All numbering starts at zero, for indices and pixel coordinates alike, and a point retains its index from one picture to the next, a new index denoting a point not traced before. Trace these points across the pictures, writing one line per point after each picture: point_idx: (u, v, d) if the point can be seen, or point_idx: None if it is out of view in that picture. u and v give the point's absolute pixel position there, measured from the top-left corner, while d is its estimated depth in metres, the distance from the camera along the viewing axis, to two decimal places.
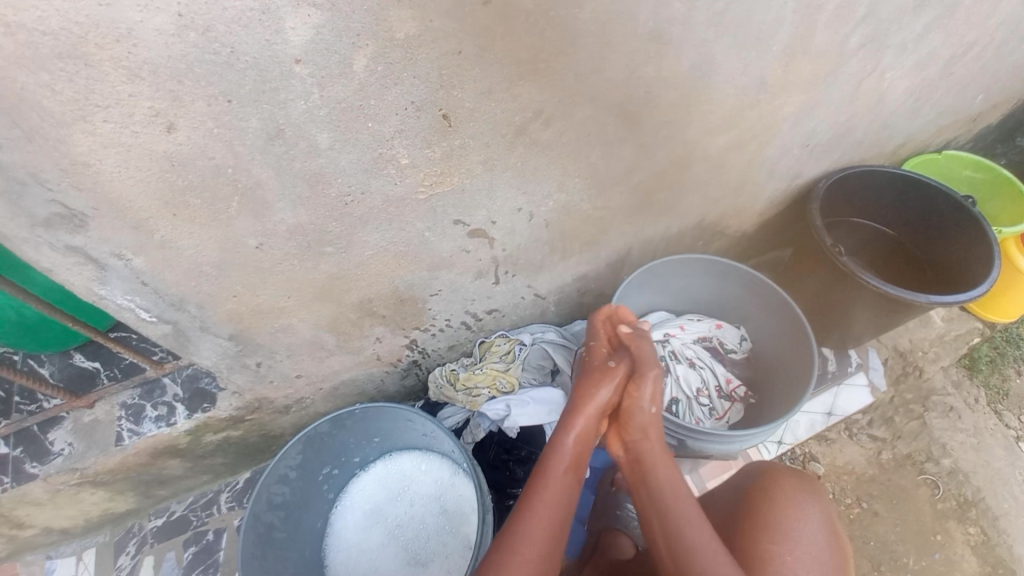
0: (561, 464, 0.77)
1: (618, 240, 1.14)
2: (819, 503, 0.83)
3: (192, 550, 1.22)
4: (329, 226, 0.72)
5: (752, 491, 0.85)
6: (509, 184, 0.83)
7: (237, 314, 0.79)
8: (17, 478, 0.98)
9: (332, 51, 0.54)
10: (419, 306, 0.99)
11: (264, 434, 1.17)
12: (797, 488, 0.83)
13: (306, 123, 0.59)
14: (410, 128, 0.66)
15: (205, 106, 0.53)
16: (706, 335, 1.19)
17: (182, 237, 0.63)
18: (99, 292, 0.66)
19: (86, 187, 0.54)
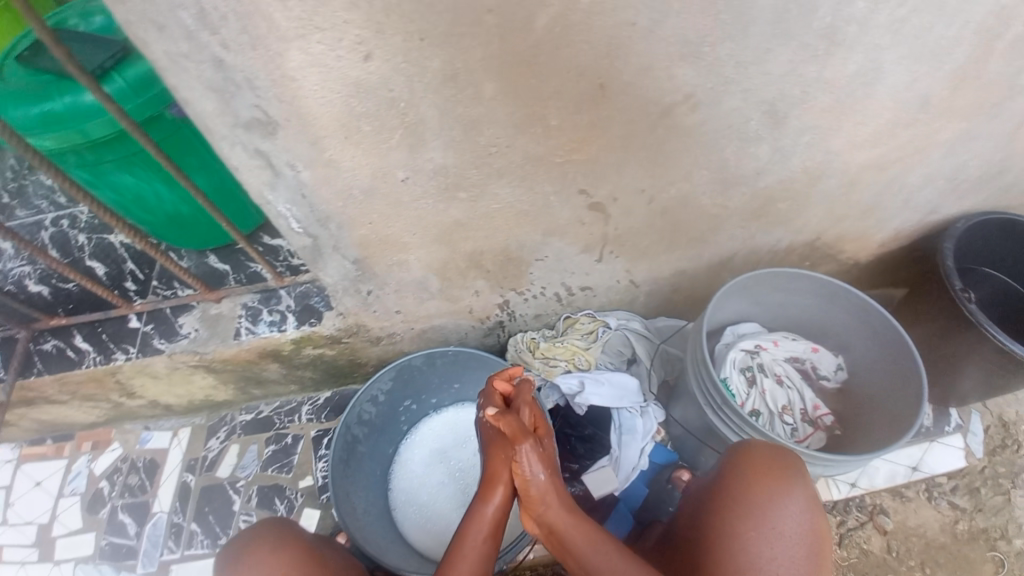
0: (479, 533, 0.75)
1: (727, 243, 1.11)
2: (791, 480, 0.79)
3: (273, 448, 1.33)
4: (468, 172, 0.77)
5: (722, 477, 0.83)
6: (640, 164, 0.84)
7: (367, 241, 0.86)
8: (145, 350, 1.11)
9: (522, 5, 0.57)
10: (522, 268, 1.04)
11: (352, 360, 1.26)
12: (767, 468, 0.81)
13: (479, 72, 0.63)
14: (567, 92, 0.68)
15: (401, 41, 0.57)
16: (799, 356, 1.16)
17: (345, 160, 0.70)
18: (266, 197, 0.73)
19: (285, 100, 0.60)
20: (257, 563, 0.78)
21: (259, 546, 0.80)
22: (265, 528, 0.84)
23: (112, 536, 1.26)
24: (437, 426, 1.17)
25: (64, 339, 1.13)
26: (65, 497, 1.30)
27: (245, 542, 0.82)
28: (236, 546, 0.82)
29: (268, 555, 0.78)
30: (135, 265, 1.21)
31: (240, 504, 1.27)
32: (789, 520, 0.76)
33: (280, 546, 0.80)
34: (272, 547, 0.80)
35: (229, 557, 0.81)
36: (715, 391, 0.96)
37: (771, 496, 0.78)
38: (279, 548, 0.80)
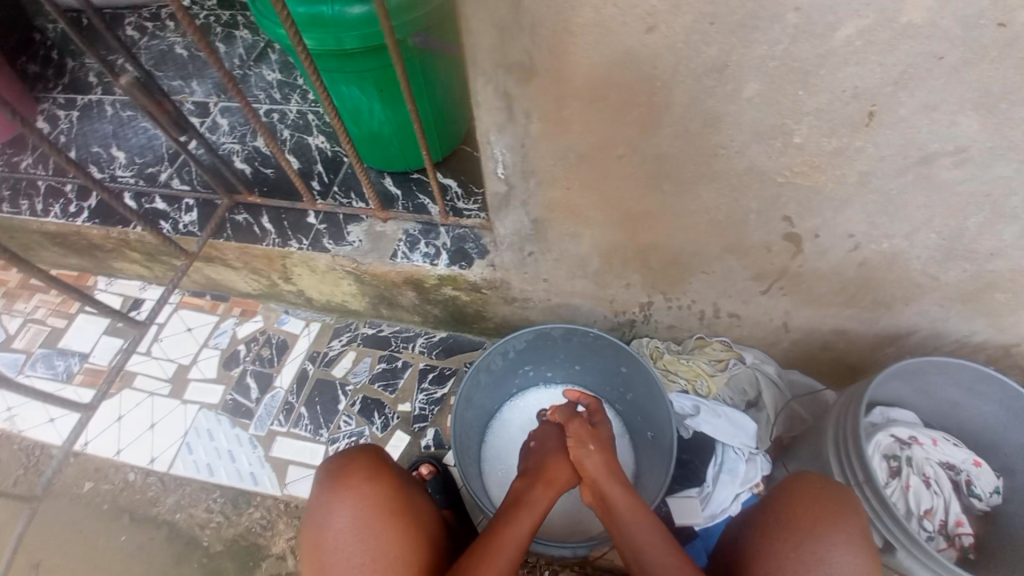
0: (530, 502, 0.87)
1: (912, 317, 1.01)
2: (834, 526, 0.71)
3: (383, 365, 1.42)
4: (685, 167, 0.75)
5: (766, 507, 0.77)
6: (864, 207, 0.77)
7: (554, 205, 0.87)
8: (315, 245, 1.21)
9: (833, 11, 0.54)
10: (684, 276, 1.01)
11: (479, 311, 1.31)
12: (807, 510, 0.73)
13: (750, 70, 0.60)
14: (830, 111, 0.64)
15: (691, 21, 0.56)
16: (956, 465, 1.02)
17: (576, 123, 0.71)
18: (489, 138, 0.76)
19: (554, 52, 0.61)
20: (355, 490, 0.80)
21: (356, 471, 0.82)
22: (360, 453, 0.85)
23: (236, 393, 1.41)
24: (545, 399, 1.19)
25: (254, 216, 1.26)
26: (207, 347, 1.48)
27: (342, 463, 0.83)
28: (333, 463, 0.84)
29: (365, 485, 0.80)
30: (323, 169, 1.34)
31: (344, 405, 1.37)
32: (835, 557, 0.68)
33: (376, 478, 0.82)
34: (369, 477, 0.81)
35: (327, 472, 0.83)
36: (858, 465, 0.90)
37: (820, 526, 0.71)
38: (374, 480, 0.82)
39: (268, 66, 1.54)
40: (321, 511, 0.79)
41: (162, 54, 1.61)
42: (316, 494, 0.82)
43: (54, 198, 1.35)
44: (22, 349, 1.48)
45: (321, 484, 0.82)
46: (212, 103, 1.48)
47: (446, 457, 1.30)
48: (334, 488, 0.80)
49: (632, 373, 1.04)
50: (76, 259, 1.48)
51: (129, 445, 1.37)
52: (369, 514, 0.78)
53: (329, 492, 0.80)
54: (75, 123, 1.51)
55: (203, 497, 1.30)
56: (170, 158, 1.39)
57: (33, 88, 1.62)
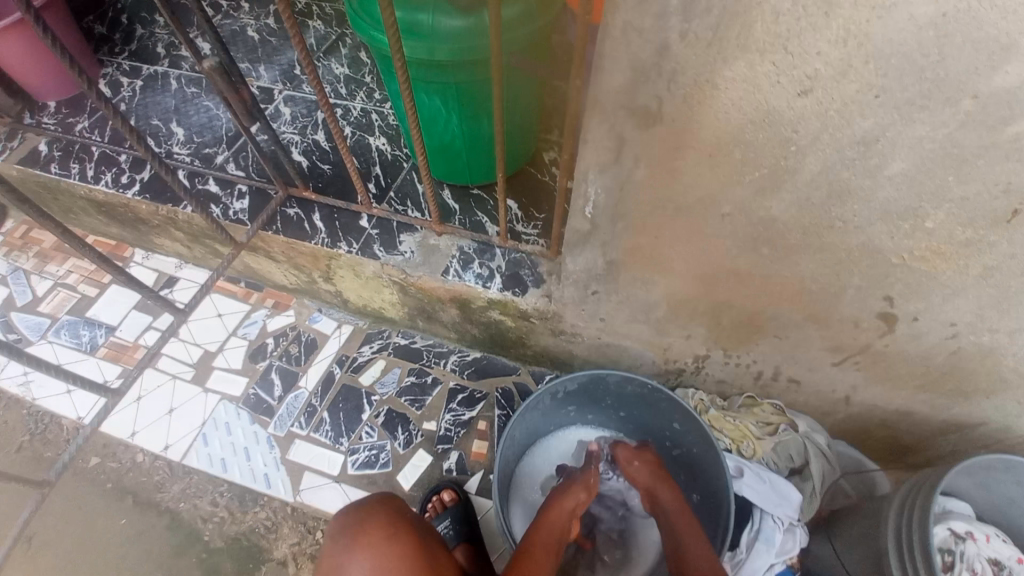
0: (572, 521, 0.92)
1: (988, 409, 0.97)
2: None
3: (412, 380, 1.37)
4: (792, 233, 0.70)
5: None
6: (977, 299, 0.72)
7: (634, 251, 0.83)
8: (365, 251, 1.17)
9: (1016, 103, 0.49)
10: (754, 338, 0.96)
11: (522, 338, 1.26)
12: None
13: (901, 148, 0.55)
14: (975, 202, 0.59)
15: (854, 90, 0.51)
16: (1005, 562, 0.97)
17: (687, 175, 0.66)
18: (586, 175, 0.72)
19: (688, 102, 0.57)
20: (373, 548, 0.76)
21: (375, 527, 0.78)
22: (378, 509, 0.82)
23: (259, 389, 1.37)
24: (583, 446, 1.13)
25: (305, 211, 1.22)
26: (235, 336, 1.44)
27: (360, 516, 0.80)
28: (351, 518, 0.80)
29: (384, 544, 0.76)
30: (380, 172, 1.30)
31: (367, 415, 1.32)
32: None
33: (395, 535, 0.78)
34: (388, 534, 0.78)
35: (344, 526, 0.80)
36: (922, 564, 0.84)
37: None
38: (393, 538, 0.78)
39: (336, 59, 1.51)
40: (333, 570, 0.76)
41: (233, 35, 1.58)
42: (331, 550, 0.78)
43: (107, 167, 1.32)
44: (48, 314, 1.45)
45: (337, 539, 0.78)
46: (277, 90, 1.45)
47: (468, 484, 1.24)
48: (351, 546, 0.77)
49: (685, 433, 1.00)
50: (115, 229, 1.45)
51: (144, 428, 1.33)
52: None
53: (344, 549, 0.76)
54: (137, 93, 1.49)
55: (210, 492, 1.26)
56: (228, 141, 1.36)
57: (98, 50, 1.60)
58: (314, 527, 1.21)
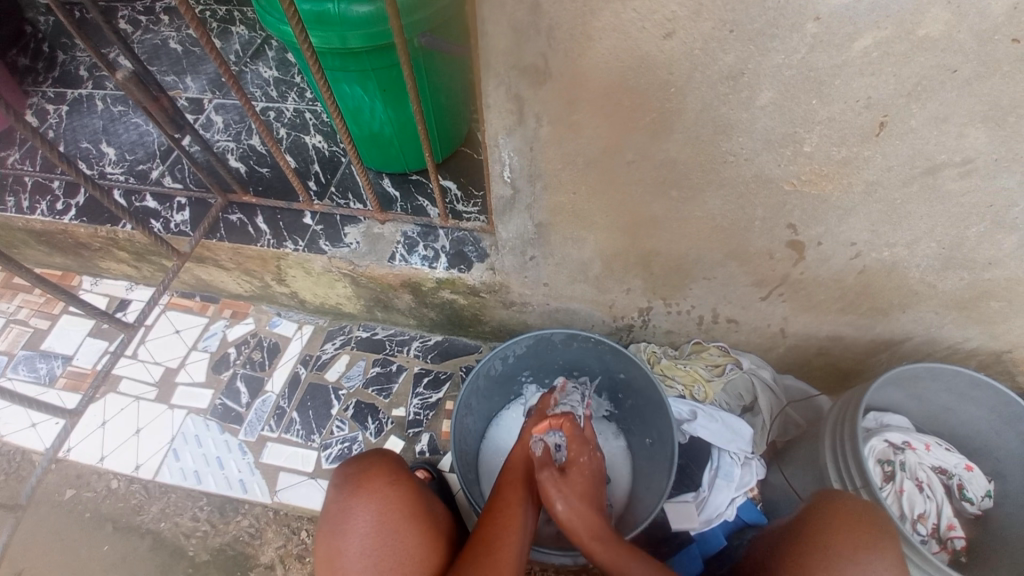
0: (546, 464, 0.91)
1: (910, 323, 1.01)
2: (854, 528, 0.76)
3: (378, 369, 1.39)
4: (694, 172, 0.75)
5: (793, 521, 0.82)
6: (868, 216, 0.78)
7: (559, 209, 0.87)
8: (312, 246, 1.19)
9: (851, 22, 0.54)
10: (686, 282, 1.01)
11: (477, 315, 1.29)
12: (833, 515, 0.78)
13: (765, 78, 0.61)
14: (842, 121, 0.65)
15: (710, 28, 0.56)
16: (947, 469, 1.01)
17: (587, 127, 0.71)
18: (498, 140, 0.76)
19: (569, 55, 0.61)
20: (377, 494, 0.79)
21: (377, 474, 0.82)
22: (378, 459, 0.84)
23: (226, 398, 1.38)
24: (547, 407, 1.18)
25: (248, 215, 1.24)
26: (196, 350, 1.45)
27: (361, 465, 0.83)
28: (352, 468, 0.83)
29: (387, 489, 0.80)
30: (320, 169, 1.32)
31: (337, 410, 1.34)
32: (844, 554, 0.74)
33: (397, 482, 0.82)
34: (391, 480, 0.82)
35: (345, 476, 0.82)
36: (856, 470, 0.92)
37: (849, 543, 0.74)
38: (396, 484, 0.82)
39: (264, 64, 1.52)
40: (338, 516, 0.78)
41: (155, 49, 1.58)
42: (335, 497, 0.80)
43: (41, 195, 1.31)
44: (2, 351, 1.43)
45: (339, 488, 0.81)
46: (207, 99, 1.46)
47: (441, 463, 1.27)
48: (355, 493, 0.79)
49: (631, 379, 1.07)
50: (59, 258, 1.43)
51: (113, 451, 1.33)
52: (392, 519, 0.78)
53: (348, 497, 0.79)
54: (63, 117, 1.48)
55: (190, 505, 1.26)
56: (162, 156, 1.37)
57: (20, 80, 1.57)
58: (298, 524, 1.23)
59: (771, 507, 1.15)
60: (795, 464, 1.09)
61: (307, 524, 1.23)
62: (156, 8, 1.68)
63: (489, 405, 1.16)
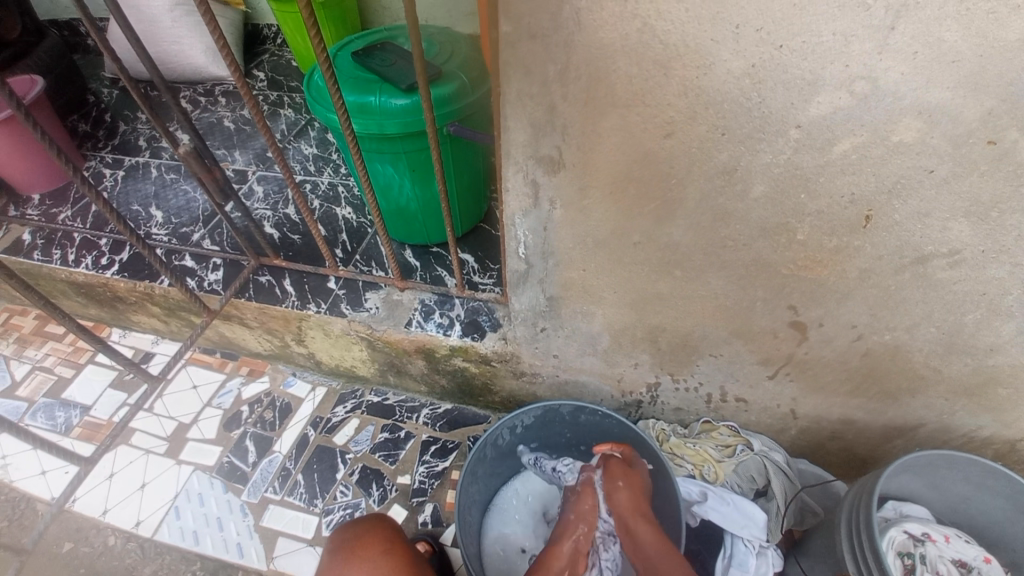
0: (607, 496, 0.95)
1: (920, 410, 1.00)
2: None
3: (385, 435, 1.39)
4: (695, 255, 0.80)
5: None
6: (866, 300, 0.82)
7: (569, 284, 0.92)
8: (334, 309, 1.25)
9: (831, 129, 0.61)
10: (692, 359, 1.04)
11: (488, 383, 1.30)
12: None
13: (756, 174, 0.67)
14: (830, 213, 0.70)
15: (704, 131, 0.64)
16: (967, 561, 0.96)
17: (596, 211, 0.77)
18: (513, 219, 0.83)
19: (580, 149, 0.69)
20: (368, 562, 0.81)
21: (371, 543, 0.84)
22: (372, 527, 0.87)
23: (233, 456, 1.39)
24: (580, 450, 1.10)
25: (276, 278, 1.32)
26: (210, 406, 1.47)
27: (355, 534, 0.86)
28: (347, 535, 0.86)
29: (378, 558, 0.82)
30: (347, 238, 1.41)
31: (342, 474, 1.34)
32: None
33: (390, 551, 0.84)
34: (383, 550, 0.83)
35: (341, 543, 0.85)
36: (873, 562, 0.88)
37: None
38: (388, 554, 0.83)
39: (305, 142, 1.68)
40: None
41: (209, 126, 1.76)
42: (328, 564, 0.82)
43: (88, 251, 1.41)
44: (24, 397, 1.48)
45: (333, 555, 0.83)
46: (250, 171, 1.60)
47: (443, 535, 1.24)
48: (348, 560, 0.82)
49: (638, 455, 1.07)
50: (93, 310, 1.51)
51: (115, 504, 1.33)
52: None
53: (341, 564, 0.81)
54: (118, 182, 1.62)
55: (183, 569, 1.23)
56: (204, 220, 1.48)
57: (84, 147, 1.74)
58: None
59: None
60: (813, 556, 1.04)
61: None
62: (215, 91, 1.89)
63: (495, 478, 1.15)
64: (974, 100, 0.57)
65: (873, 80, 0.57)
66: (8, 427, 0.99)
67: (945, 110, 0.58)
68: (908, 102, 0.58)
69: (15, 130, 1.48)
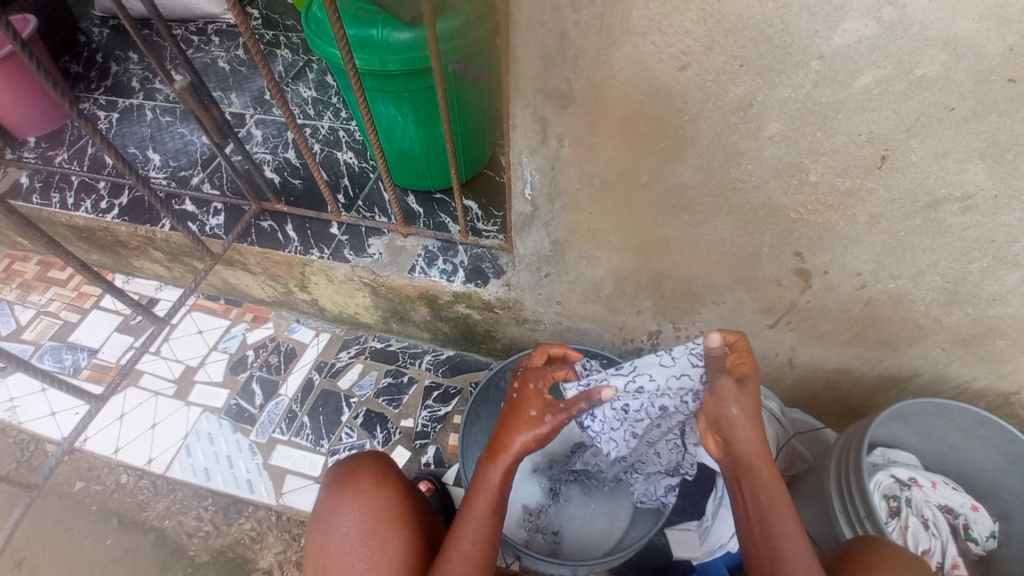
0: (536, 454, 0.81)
1: (918, 359, 1.01)
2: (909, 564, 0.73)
3: (389, 380, 1.42)
4: (703, 198, 0.80)
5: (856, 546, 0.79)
6: (872, 246, 0.82)
7: (575, 228, 0.92)
8: (337, 255, 1.24)
9: (853, 61, 0.59)
10: (695, 306, 1.04)
11: (491, 330, 1.31)
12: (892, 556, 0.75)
13: (772, 110, 0.66)
14: (845, 153, 0.69)
15: (722, 62, 0.62)
16: (953, 508, 1.00)
17: (605, 150, 0.76)
18: (520, 158, 0.82)
19: (592, 81, 0.67)
20: (361, 493, 0.83)
21: (365, 475, 0.85)
22: (368, 461, 0.88)
23: (240, 399, 1.41)
24: (646, 360, 0.87)
25: (278, 222, 1.31)
26: (215, 350, 1.50)
27: (350, 467, 0.87)
28: (342, 469, 0.87)
29: (372, 489, 0.84)
30: (349, 183, 1.39)
31: (347, 417, 1.37)
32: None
33: (383, 483, 0.85)
34: (377, 481, 0.85)
35: (336, 476, 0.87)
36: (860, 500, 0.92)
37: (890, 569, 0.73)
38: (382, 485, 0.85)
39: (304, 85, 1.62)
40: (325, 513, 0.83)
41: (204, 66, 1.70)
42: (325, 496, 0.85)
43: (86, 194, 1.39)
44: (31, 340, 1.49)
45: (330, 488, 0.85)
46: (248, 114, 1.56)
47: (445, 475, 1.27)
48: (343, 491, 0.84)
49: None
50: (96, 256, 1.51)
51: (127, 443, 1.37)
52: (375, 518, 0.81)
53: (336, 495, 0.84)
54: (113, 124, 1.58)
55: (195, 504, 1.28)
56: (202, 164, 1.46)
57: (76, 88, 1.69)
58: (298, 529, 1.24)
59: None
60: (802, 498, 1.08)
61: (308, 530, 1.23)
62: (208, 30, 1.81)
63: (499, 418, 1.18)
64: (999, 34, 0.55)
65: (900, 7, 0.54)
66: (19, 364, 1.00)
67: (971, 43, 0.56)
68: (934, 32, 0.56)
69: (17, 67, 1.46)
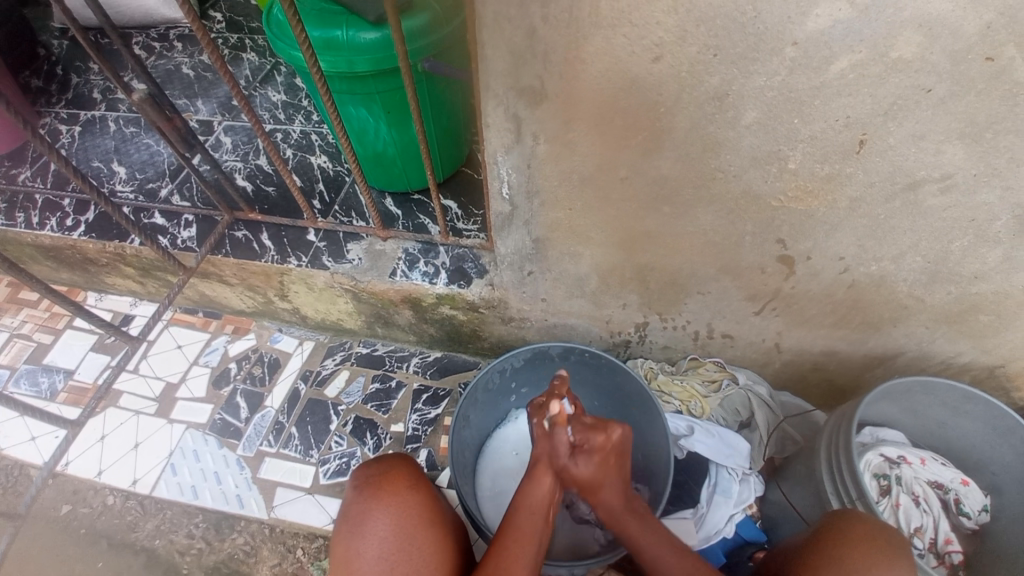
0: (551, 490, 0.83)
1: (902, 338, 1.02)
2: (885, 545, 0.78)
3: (377, 385, 1.40)
4: (683, 189, 0.78)
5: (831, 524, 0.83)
6: (854, 231, 0.81)
7: (555, 224, 0.90)
8: (315, 262, 1.21)
9: (830, 45, 0.58)
10: (680, 297, 1.03)
11: (477, 330, 1.29)
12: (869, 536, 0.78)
13: (749, 99, 0.64)
14: (823, 139, 0.68)
15: (696, 52, 0.60)
16: (943, 483, 1.01)
17: (581, 145, 0.74)
18: (496, 157, 0.80)
19: (565, 76, 0.65)
20: (396, 496, 0.81)
21: (398, 477, 0.84)
22: (398, 462, 0.87)
23: (225, 413, 1.39)
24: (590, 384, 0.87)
25: (253, 232, 1.27)
26: (197, 365, 1.46)
27: (381, 468, 0.85)
28: (372, 471, 0.85)
29: (406, 492, 0.82)
30: (324, 188, 1.36)
31: (336, 425, 1.35)
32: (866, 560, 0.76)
33: (416, 486, 0.84)
34: (411, 484, 0.84)
35: (366, 478, 0.84)
36: (851, 482, 0.92)
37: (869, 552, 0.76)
38: (416, 488, 0.84)
39: (272, 88, 1.58)
40: (356, 517, 0.80)
41: (167, 73, 1.64)
42: (354, 499, 0.82)
43: (52, 212, 1.34)
44: (6, 365, 1.44)
45: (360, 490, 0.83)
46: (216, 121, 1.51)
47: (439, 479, 1.26)
48: (376, 494, 0.81)
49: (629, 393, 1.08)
50: (66, 274, 1.46)
51: (110, 465, 1.33)
52: (409, 523, 0.79)
53: (368, 498, 0.81)
54: (76, 137, 1.52)
55: (185, 523, 1.26)
56: (171, 174, 1.41)
57: (35, 101, 1.63)
58: (293, 541, 1.22)
59: (770, 523, 1.14)
60: (794, 480, 1.08)
61: (303, 542, 1.22)
62: (170, 35, 1.75)
63: (490, 419, 1.17)
64: (972, 13, 0.54)
65: None
66: None
67: (947, 23, 0.55)
68: (909, 13, 0.55)
69: None
